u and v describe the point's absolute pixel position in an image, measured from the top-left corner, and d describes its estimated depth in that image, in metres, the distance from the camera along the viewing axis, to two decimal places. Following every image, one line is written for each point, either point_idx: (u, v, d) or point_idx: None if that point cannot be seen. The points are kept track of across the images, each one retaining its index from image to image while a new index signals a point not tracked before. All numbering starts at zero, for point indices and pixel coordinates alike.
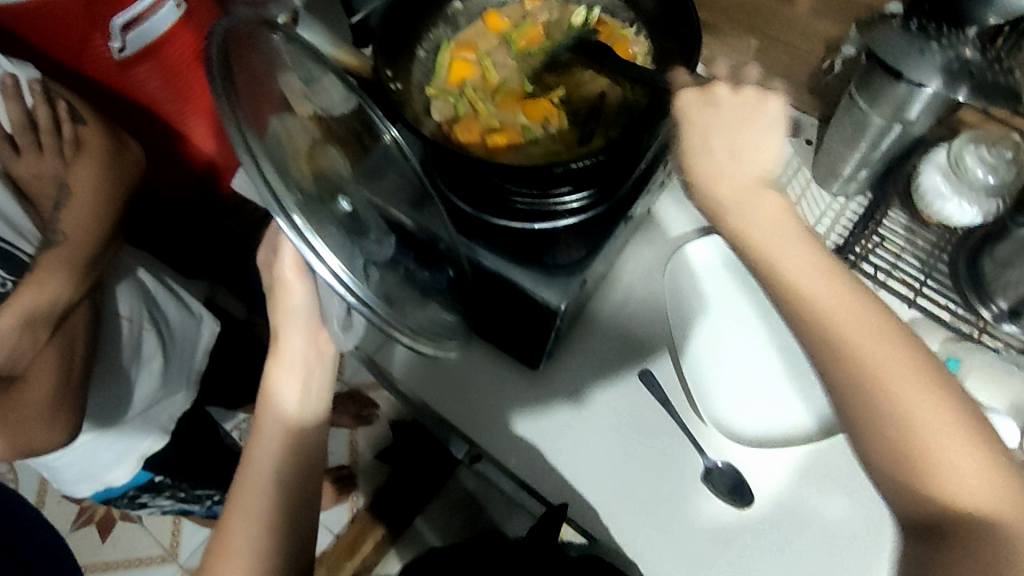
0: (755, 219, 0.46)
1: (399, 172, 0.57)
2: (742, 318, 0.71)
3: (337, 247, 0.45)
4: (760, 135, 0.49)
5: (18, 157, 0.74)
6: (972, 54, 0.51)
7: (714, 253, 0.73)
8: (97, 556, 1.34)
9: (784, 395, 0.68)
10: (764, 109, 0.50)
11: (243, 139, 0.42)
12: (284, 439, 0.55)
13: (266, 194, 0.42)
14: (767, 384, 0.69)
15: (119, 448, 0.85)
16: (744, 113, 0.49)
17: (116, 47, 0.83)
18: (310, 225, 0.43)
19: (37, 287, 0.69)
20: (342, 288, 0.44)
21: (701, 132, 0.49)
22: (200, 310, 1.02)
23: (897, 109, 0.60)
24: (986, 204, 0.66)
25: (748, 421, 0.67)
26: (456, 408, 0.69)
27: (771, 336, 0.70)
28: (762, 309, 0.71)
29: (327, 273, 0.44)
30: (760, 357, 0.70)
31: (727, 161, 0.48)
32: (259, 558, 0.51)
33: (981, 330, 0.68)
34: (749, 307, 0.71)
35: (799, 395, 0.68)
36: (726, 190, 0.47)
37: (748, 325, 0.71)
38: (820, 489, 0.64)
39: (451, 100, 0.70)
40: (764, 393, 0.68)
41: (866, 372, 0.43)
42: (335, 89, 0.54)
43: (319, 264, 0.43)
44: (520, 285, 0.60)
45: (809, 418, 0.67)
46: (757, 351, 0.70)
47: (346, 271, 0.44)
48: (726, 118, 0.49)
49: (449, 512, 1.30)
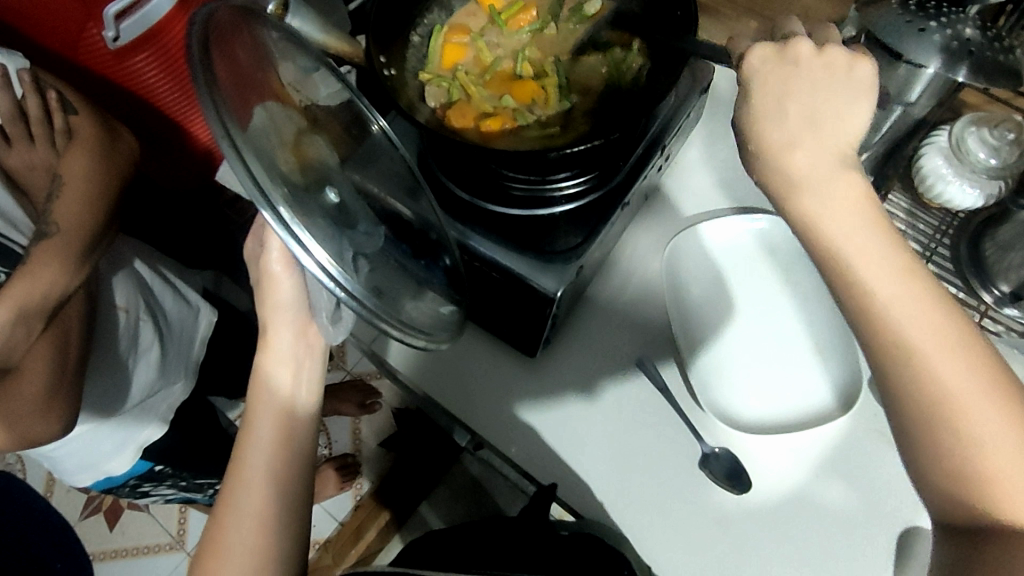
0: (820, 199, 0.42)
1: (391, 159, 0.57)
2: (764, 298, 0.71)
3: (325, 239, 0.45)
4: (818, 103, 0.43)
5: (10, 148, 0.75)
6: (972, 33, 0.50)
7: (745, 232, 0.73)
8: (104, 545, 1.35)
9: (806, 374, 0.67)
10: (839, 76, 0.44)
11: (222, 125, 0.41)
12: (276, 432, 0.55)
13: (249, 186, 0.42)
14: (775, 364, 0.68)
15: (119, 439, 0.87)
16: (824, 80, 0.44)
17: (110, 37, 0.81)
18: (296, 218, 0.43)
19: (30, 278, 0.69)
20: (331, 283, 0.44)
21: (776, 96, 0.44)
22: (197, 300, 1.03)
23: (898, 89, 0.60)
24: (987, 186, 0.65)
25: (753, 406, 0.66)
26: (454, 395, 0.69)
27: (793, 315, 0.70)
28: (787, 287, 0.71)
29: (316, 268, 0.44)
30: (781, 338, 0.69)
31: (801, 126, 0.43)
32: (254, 550, 0.52)
33: (983, 314, 0.67)
34: (776, 286, 0.71)
35: (816, 371, 0.67)
36: (801, 163, 0.42)
37: (766, 301, 0.71)
38: (819, 476, 0.63)
39: (444, 84, 0.68)
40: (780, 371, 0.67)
41: (893, 350, 0.40)
42: (325, 83, 0.54)
43: (307, 257, 0.43)
44: (516, 271, 0.60)
45: (828, 397, 0.66)
46: (772, 328, 0.70)
47: (333, 266, 0.44)
48: (808, 82, 0.44)
49: (454, 500, 1.32)
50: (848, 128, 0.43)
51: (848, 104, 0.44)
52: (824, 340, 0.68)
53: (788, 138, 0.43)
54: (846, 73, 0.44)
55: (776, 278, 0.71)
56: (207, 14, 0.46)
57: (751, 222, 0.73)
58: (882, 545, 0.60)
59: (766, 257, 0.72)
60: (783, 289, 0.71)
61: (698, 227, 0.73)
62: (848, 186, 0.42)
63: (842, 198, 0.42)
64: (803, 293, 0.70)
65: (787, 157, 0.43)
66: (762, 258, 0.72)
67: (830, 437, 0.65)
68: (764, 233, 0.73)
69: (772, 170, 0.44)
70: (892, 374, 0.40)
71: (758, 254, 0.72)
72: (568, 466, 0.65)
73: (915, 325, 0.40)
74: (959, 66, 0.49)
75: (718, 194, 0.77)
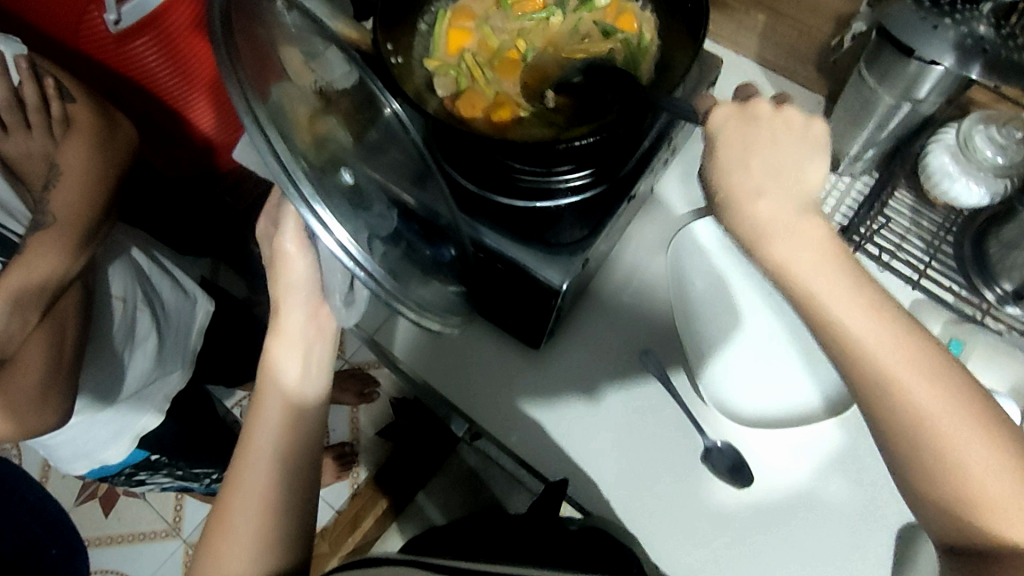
0: (793, 230, 0.41)
1: (401, 148, 0.54)
2: (737, 302, 0.69)
3: (346, 218, 0.47)
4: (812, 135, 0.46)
5: (8, 135, 0.74)
6: (986, 32, 0.49)
7: (709, 236, 0.71)
8: (101, 530, 1.35)
9: (792, 377, 0.66)
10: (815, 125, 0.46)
11: (246, 104, 0.42)
12: (283, 417, 0.55)
13: (274, 167, 0.43)
14: (777, 364, 0.67)
15: (115, 429, 0.86)
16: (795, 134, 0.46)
17: (110, 20, 0.81)
18: (316, 193, 0.45)
19: (26, 269, 0.69)
20: (352, 261, 0.47)
21: (737, 151, 0.45)
22: (195, 290, 1.02)
23: (907, 86, 0.60)
24: (993, 184, 0.65)
25: (753, 405, 0.66)
26: (454, 385, 0.69)
27: (770, 319, 0.69)
28: (754, 290, 0.69)
29: (336, 246, 0.46)
30: (777, 341, 0.68)
31: (751, 166, 0.45)
32: (257, 534, 0.51)
33: (985, 312, 0.67)
34: (747, 290, 0.69)
35: (810, 374, 0.65)
36: None
37: (755, 305, 0.69)
38: (819, 470, 0.64)
39: (452, 73, 0.68)
40: (775, 375, 0.66)
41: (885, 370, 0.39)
42: (336, 64, 0.51)
43: (328, 235, 0.46)
44: (522, 263, 0.60)
45: (816, 398, 0.65)
46: (769, 329, 0.68)
47: (353, 245, 0.47)
48: (766, 135, 0.45)
49: (453, 487, 1.32)
50: (804, 179, 0.44)
51: (798, 157, 0.45)
52: (802, 340, 0.67)
53: (754, 187, 0.44)
54: (802, 128, 0.46)
55: (743, 281, 0.69)
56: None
57: (710, 228, 0.71)
58: (882, 538, 0.61)
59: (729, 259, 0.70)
60: (751, 291, 0.69)
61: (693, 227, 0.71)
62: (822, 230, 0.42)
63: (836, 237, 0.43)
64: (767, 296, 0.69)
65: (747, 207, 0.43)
66: (727, 262, 0.70)
67: (831, 437, 0.65)
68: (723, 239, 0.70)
69: (736, 220, 0.44)
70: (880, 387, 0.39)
71: (722, 257, 0.70)
72: (572, 459, 0.65)
73: (897, 350, 0.40)
74: (972, 66, 0.49)
75: None
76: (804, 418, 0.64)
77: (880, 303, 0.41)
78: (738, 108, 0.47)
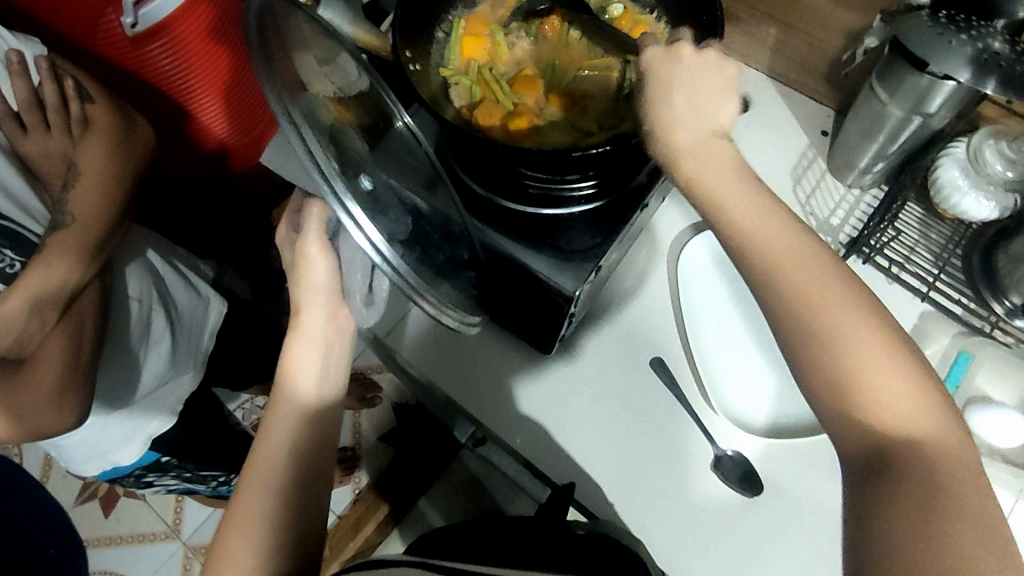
0: (777, 234, 0.43)
1: (413, 155, 0.55)
2: (713, 313, 0.73)
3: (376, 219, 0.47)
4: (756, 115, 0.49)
5: (26, 135, 0.75)
6: (1000, 48, 0.50)
7: (705, 252, 0.74)
8: (101, 531, 1.35)
9: (760, 385, 0.70)
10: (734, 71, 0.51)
11: (282, 105, 0.44)
12: (299, 416, 0.55)
13: (308, 163, 0.44)
14: (744, 372, 0.71)
15: (128, 429, 0.86)
16: (708, 72, 0.50)
17: (127, 23, 0.83)
18: (348, 193, 0.45)
19: (44, 269, 0.69)
20: (378, 258, 0.46)
21: (665, 84, 0.49)
22: (207, 291, 1.02)
23: (919, 100, 0.60)
24: (1004, 200, 0.66)
25: (739, 410, 0.69)
26: (463, 391, 0.70)
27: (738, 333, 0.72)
28: (736, 306, 0.73)
29: (364, 244, 0.46)
30: (739, 356, 0.72)
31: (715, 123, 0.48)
32: (273, 531, 0.50)
33: (995, 326, 0.67)
34: (726, 304, 0.73)
35: (772, 386, 0.70)
36: None
37: (726, 319, 0.73)
38: (811, 481, 0.64)
39: (468, 83, 0.69)
40: (743, 380, 0.71)
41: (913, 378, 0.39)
42: (349, 68, 0.51)
43: (358, 232, 0.46)
44: (534, 269, 0.61)
45: (773, 411, 0.69)
46: (734, 343, 0.72)
47: (383, 243, 0.46)
48: (691, 73, 0.50)
49: (454, 495, 1.31)
50: (724, 117, 0.49)
51: (720, 97, 0.50)
52: (770, 356, 0.71)
53: (675, 118, 0.48)
54: (721, 67, 0.51)
55: (727, 296, 0.73)
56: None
57: (706, 241, 0.74)
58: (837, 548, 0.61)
59: (721, 276, 0.74)
60: (730, 303, 0.73)
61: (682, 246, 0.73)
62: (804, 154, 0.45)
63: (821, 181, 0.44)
64: (748, 310, 0.73)
65: (671, 133, 0.48)
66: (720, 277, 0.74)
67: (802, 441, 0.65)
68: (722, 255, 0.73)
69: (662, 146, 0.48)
70: (902, 387, 0.39)
71: (714, 272, 0.74)
72: (581, 466, 0.66)
73: (892, 350, 0.39)
74: (988, 80, 0.49)
75: None
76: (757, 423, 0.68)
77: (891, 322, 0.41)
78: (665, 50, 0.51)
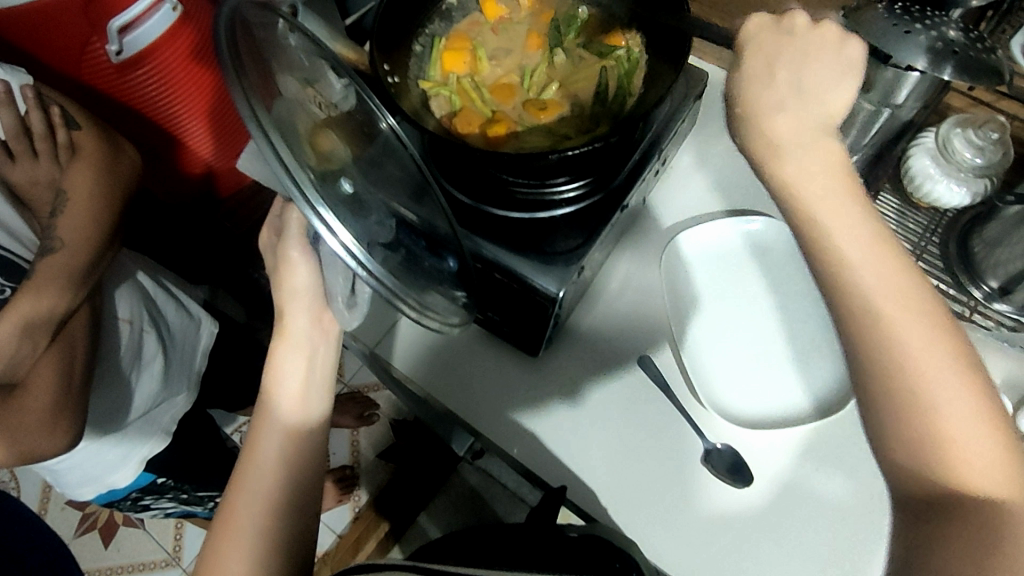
0: None
1: (399, 161, 0.56)
2: (742, 302, 0.73)
3: (349, 224, 0.47)
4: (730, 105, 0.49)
5: (14, 163, 0.76)
6: (955, 35, 0.52)
7: (736, 234, 0.76)
8: (100, 561, 1.34)
9: (781, 374, 0.69)
10: None
11: (251, 108, 0.44)
12: (289, 422, 0.56)
13: (280, 173, 0.44)
14: (766, 365, 0.70)
15: (122, 452, 0.86)
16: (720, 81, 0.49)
17: (112, 51, 0.84)
18: (321, 199, 0.45)
19: (34, 294, 0.70)
20: (354, 263, 0.47)
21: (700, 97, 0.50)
22: (198, 312, 1.03)
23: (886, 93, 0.62)
24: (973, 184, 0.68)
25: (747, 404, 0.68)
26: (458, 398, 0.70)
27: (767, 319, 0.72)
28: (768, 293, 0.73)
29: (338, 248, 0.46)
30: (757, 347, 0.71)
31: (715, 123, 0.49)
32: (261, 536, 0.51)
33: (974, 310, 0.69)
34: (756, 282, 0.74)
35: (796, 376, 0.69)
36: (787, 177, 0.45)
37: (755, 308, 0.73)
38: (816, 470, 0.65)
39: (446, 93, 0.70)
40: (761, 372, 0.69)
41: (892, 361, 0.40)
42: (335, 86, 0.54)
43: (332, 238, 0.46)
44: (517, 271, 0.62)
45: (802, 401, 0.68)
46: (761, 330, 0.72)
47: (356, 246, 0.47)
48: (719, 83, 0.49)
49: (455, 509, 1.32)
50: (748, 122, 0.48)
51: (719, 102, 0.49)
52: (795, 346, 0.71)
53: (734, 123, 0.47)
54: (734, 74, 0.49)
55: (761, 282, 0.74)
56: (235, 7, 0.48)
57: (738, 225, 0.75)
58: (851, 538, 0.62)
59: (754, 259, 0.75)
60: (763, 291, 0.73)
61: (696, 233, 0.75)
62: (774, 137, 0.46)
63: (797, 162, 0.45)
64: (779, 287, 0.73)
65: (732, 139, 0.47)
66: (746, 258, 0.75)
67: (800, 434, 0.66)
68: (754, 235, 0.75)
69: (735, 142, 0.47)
70: (889, 367, 0.40)
71: (745, 254, 0.75)
72: (569, 467, 0.66)
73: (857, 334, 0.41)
74: (944, 67, 0.50)
75: (705, 200, 0.79)
76: (790, 416, 0.67)
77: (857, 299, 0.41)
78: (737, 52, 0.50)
